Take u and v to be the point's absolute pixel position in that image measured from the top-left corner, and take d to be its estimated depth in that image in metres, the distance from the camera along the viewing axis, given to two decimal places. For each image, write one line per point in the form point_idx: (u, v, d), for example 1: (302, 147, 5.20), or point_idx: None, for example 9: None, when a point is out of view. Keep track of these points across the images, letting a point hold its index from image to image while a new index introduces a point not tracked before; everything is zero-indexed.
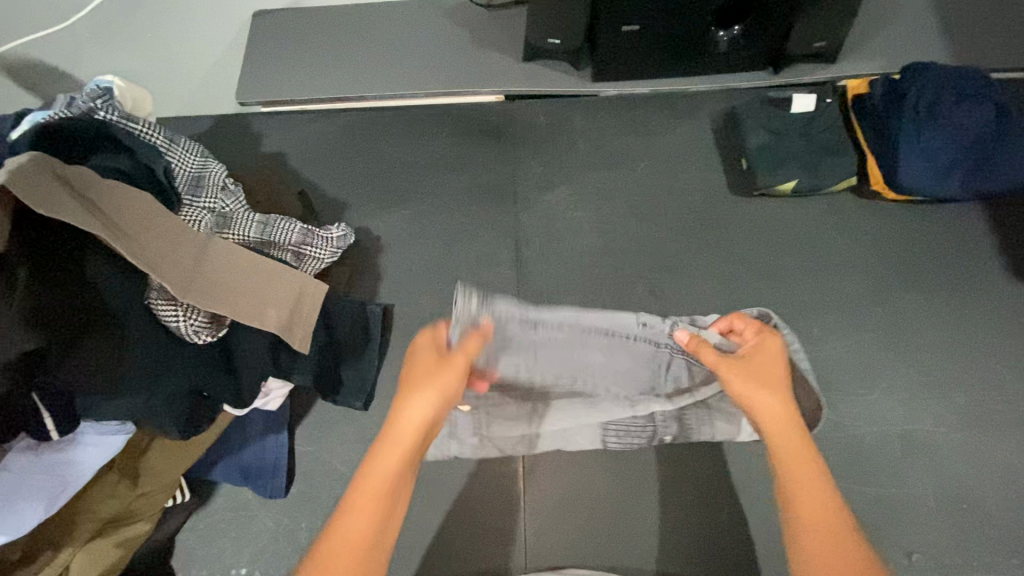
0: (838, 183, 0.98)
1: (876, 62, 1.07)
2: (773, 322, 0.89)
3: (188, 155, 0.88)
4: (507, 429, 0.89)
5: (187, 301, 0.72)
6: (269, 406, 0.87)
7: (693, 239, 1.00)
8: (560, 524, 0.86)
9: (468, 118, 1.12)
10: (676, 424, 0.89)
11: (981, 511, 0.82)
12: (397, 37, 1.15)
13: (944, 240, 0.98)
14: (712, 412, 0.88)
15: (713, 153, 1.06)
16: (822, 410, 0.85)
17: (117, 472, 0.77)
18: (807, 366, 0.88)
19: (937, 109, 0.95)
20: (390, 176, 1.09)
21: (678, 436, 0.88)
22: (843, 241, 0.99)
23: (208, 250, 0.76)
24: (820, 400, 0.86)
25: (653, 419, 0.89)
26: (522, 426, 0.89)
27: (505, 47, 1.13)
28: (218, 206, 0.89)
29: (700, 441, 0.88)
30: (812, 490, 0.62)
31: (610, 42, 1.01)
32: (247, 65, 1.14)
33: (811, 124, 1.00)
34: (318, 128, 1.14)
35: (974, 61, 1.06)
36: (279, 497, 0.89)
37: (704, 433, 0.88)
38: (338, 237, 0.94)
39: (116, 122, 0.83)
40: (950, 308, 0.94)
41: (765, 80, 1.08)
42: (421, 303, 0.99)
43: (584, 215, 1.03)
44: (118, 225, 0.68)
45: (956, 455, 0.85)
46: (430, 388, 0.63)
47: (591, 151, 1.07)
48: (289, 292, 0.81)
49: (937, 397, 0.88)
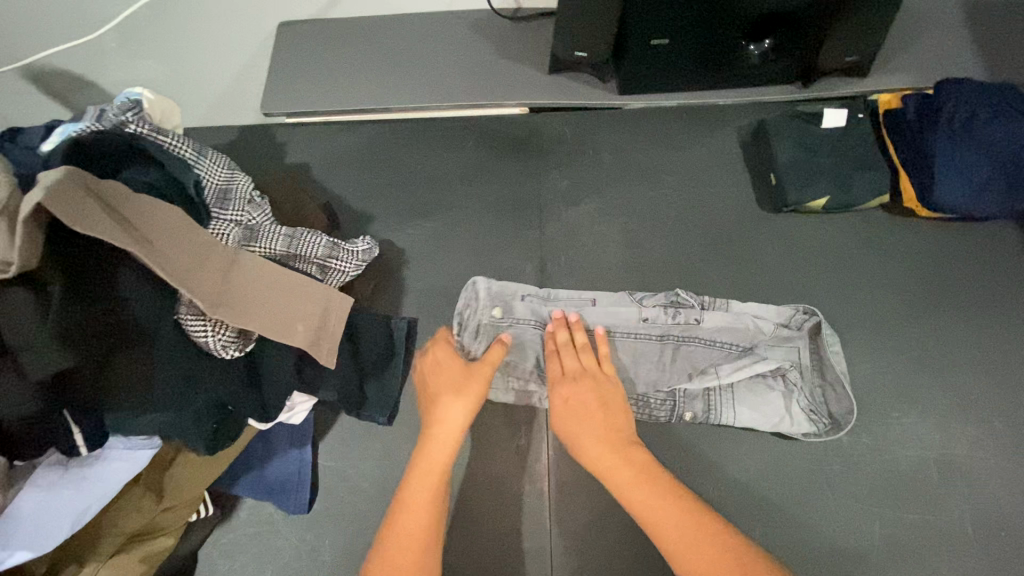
0: (870, 201, 0.96)
1: (908, 76, 1.06)
2: (818, 321, 0.89)
3: (215, 167, 0.88)
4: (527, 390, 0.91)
5: (216, 316, 0.71)
6: (293, 419, 0.87)
7: (721, 255, 0.98)
8: (587, 546, 0.84)
9: (492, 131, 1.11)
10: (700, 402, 0.87)
11: (1020, 540, 0.80)
12: (422, 49, 1.15)
13: (979, 259, 0.96)
14: (737, 396, 0.86)
15: (740, 168, 1.05)
16: (853, 416, 0.85)
17: (143, 486, 0.77)
18: (845, 368, 0.88)
19: (972, 126, 0.94)
20: (414, 189, 1.09)
21: (700, 414, 0.87)
22: (875, 259, 0.97)
23: (235, 265, 0.76)
24: (852, 406, 0.86)
25: (675, 395, 0.88)
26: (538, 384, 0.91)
27: (529, 59, 1.12)
28: (245, 219, 0.88)
29: (721, 424, 0.87)
30: (647, 510, 0.66)
31: (638, 55, 1.00)
32: (273, 76, 1.15)
33: (840, 140, 0.98)
34: (342, 140, 1.14)
35: (1009, 76, 1.05)
36: (303, 513, 0.87)
37: (727, 417, 0.86)
38: (363, 251, 0.93)
39: (146, 135, 0.84)
40: (986, 328, 0.91)
41: (794, 94, 1.07)
42: (446, 317, 0.99)
43: (610, 229, 1.02)
44: (150, 241, 0.68)
45: (994, 482, 0.83)
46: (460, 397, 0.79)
47: (616, 165, 1.06)
48: (315, 304, 0.81)
49: (974, 422, 0.86)
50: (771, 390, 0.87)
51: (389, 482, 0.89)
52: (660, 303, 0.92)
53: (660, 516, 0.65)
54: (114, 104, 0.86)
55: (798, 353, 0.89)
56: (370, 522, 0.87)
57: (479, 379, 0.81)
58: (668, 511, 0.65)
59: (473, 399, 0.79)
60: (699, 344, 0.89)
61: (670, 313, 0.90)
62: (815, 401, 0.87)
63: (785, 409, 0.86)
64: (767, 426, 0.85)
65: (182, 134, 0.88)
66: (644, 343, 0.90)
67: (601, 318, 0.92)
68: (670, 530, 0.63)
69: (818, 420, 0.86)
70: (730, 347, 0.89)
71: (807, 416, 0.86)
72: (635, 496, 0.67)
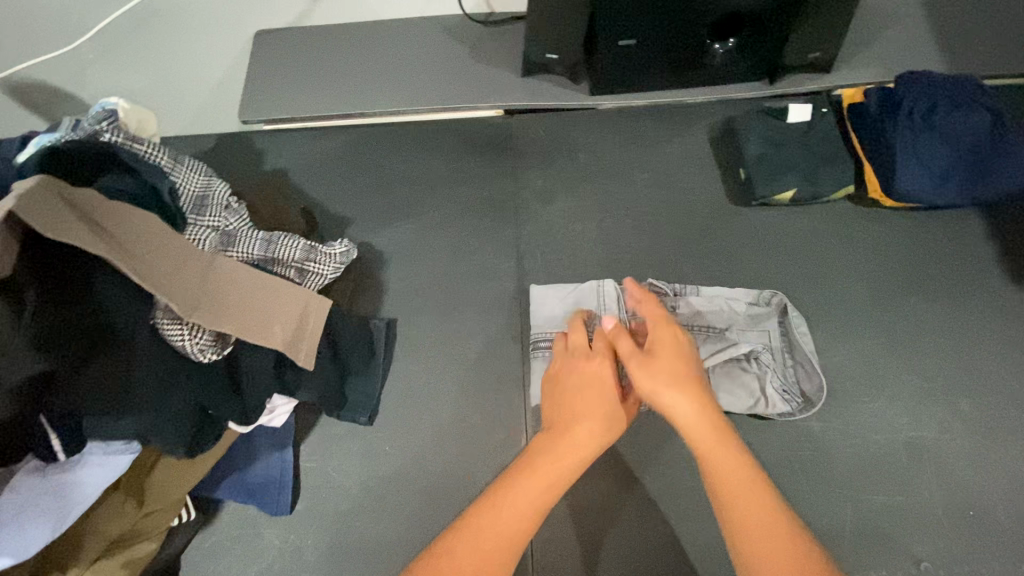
0: (835, 192, 0.99)
1: (871, 71, 1.09)
2: (784, 304, 0.92)
3: (192, 175, 0.90)
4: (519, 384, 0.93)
5: (193, 320, 0.72)
6: (274, 422, 0.88)
7: (693, 248, 1.01)
8: (568, 537, 0.85)
9: (468, 132, 1.13)
10: None
11: (988, 517, 0.82)
12: (398, 53, 1.17)
13: (943, 246, 0.99)
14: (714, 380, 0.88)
15: (711, 163, 1.07)
16: (824, 392, 0.87)
17: (123, 492, 0.77)
18: (812, 347, 0.91)
19: (931, 118, 0.97)
20: (392, 192, 1.10)
21: None
22: (843, 249, 0.99)
23: (212, 269, 0.77)
24: (822, 382, 0.88)
25: None
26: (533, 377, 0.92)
27: (504, 62, 1.14)
28: (222, 224, 0.89)
29: None
30: (737, 502, 0.64)
31: (609, 55, 1.02)
32: (250, 84, 1.16)
33: (806, 133, 1.01)
34: (319, 145, 1.15)
35: (967, 68, 1.08)
36: (285, 514, 0.89)
37: None
38: (341, 253, 0.94)
39: (122, 143, 0.85)
40: (951, 313, 0.94)
41: (761, 90, 1.09)
42: (425, 317, 1.00)
43: (585, 226, 1.04)
44: (125, 247, 0.69)
45: (961, 462, 0.85)
46: (597, 413, 0.72)
47: (591, 163, 1.08)
48: (293, 306, 0.82)
49: (941, 403, 0.88)
50: (746, 373, 0.88)
51: (371, 481, 0.90)
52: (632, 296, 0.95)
53: (752, 513, 0.63)
54: (90, 114, 0.87)
55: (769, 336, 0.92)
56: (353, 521, 0.88)
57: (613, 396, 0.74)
58: (752, 498, 0.64)
59: (614, 428, 0.72)
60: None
61: None
62: (789, 382, 0.89)
63: (758, 392, 0.87)
64: (742, 408, 0.87)
65: (158, 143, 0.90)
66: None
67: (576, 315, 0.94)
68: (763, 526, 0.62)
69: (792, 400, 0.87)
70: (703, 334, 0.91)
71: (782, 398, 0.87)
72: (725, 487, 0.65)
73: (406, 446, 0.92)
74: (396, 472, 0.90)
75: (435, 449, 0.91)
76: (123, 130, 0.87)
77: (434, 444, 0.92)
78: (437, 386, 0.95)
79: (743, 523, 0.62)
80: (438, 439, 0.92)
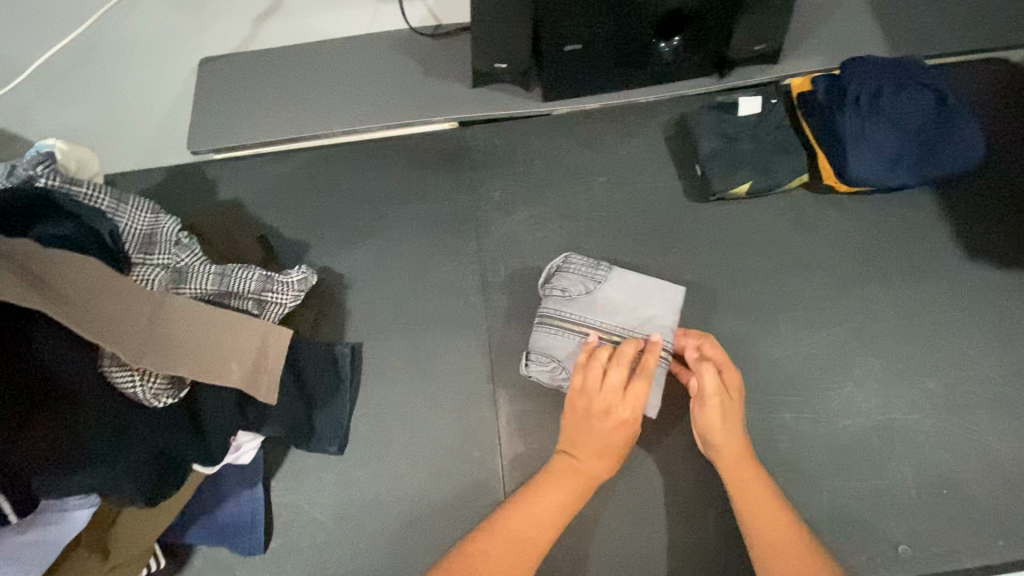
0: (791, 182, 0.99)
1: (817, 58, 1.10)
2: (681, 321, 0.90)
3: (138, 213, 0.87)
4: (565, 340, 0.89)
5: (142, 365, 0.70)
6: (241, 460, 0.86)
7: (655, 248, 1.00)
8: (548, 553, 0.84)
9: (423, 147, 1.12)
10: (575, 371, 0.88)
11: (962, 494, 0.83)
12: (346, 72, 1.15)
13: (900, 228, 1.00)
14: None
15: (669, 161, 1.07)
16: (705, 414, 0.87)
17: (85, 547, 0.75)
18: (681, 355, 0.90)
19: (879, 101, 0.97)
20: (350, 213, 1.08)
21: None
22: (802, 238, 1.00)
23: (162, 309, 0.74)
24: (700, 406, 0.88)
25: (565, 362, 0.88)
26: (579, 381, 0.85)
27: (455, 74, 1.13)
28: (173, 261, 0.87)
29: None
30: (759, 514, 0.73)
31: (557, 61, 1.02)
32: (198, 115, 1.14)
33: (759, 124, 1.01)
34: (273, 171, 1.13)
35: (910, 49, 1.09)
36: (259, 554, 0.87)
37: None
38: (298, 280, 0.92)
39: (57, 186, 0.82)
40: (912, 293, 0.95)
41: (712, 85, 1.10)
42: (392, 339, 0.98)
43: (547, 233, 1.03)
44: (63, 296, 0.67)
45: (931, 441, 0.86)
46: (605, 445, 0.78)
47: (548, 170, 1.08)
48: (250, 342, 0.80)
49: (908, 384, 0.89)
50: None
51: (346, 511, 0.89)
52: (580, 273, 0.93)
53: (764, 521, 0.72)
54: (25, 159, 0.85)
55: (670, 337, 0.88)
56: (331, 552, 0.86)
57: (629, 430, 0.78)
58: (772, 514, 0.72)
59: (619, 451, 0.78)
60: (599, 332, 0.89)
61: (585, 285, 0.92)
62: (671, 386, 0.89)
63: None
64: None
65: (100, 185, 0.87)
66: (560, 294, 0.92)
67: (565, 277, 0.93)
68: (774, 531, 0.71)
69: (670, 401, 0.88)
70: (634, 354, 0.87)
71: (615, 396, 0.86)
72: (753, 506, 0.73)
73: (380, 471, 0.90)
74: (372, 499, 0.89)
75: (411, 474, 0.90)
76: (60, 173, 0.84)
77: (409, 467, 0.90)
78: (408, 408, 0.94)
79: (756, 526, 0.72)
80: (412, 463, 0.91)
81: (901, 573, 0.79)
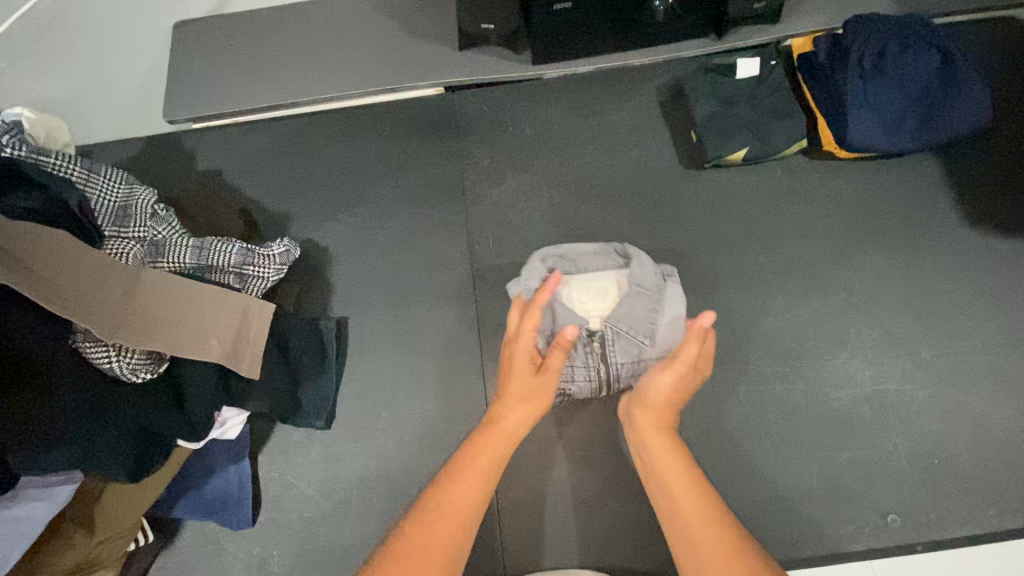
0: (789, 147, 0.96)
1: (820, 18, 1.05)
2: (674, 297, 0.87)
3: (111, 183, 0.85)
4: (569, 316, 0.88)
5: (117, 340, 0.68)
6: (227, 435, 0.85)
7: (647, 217, 0.98)
8: (535, 526, 0.84)
9: (408, 114, 1.08)
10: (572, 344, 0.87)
11: (954, 464, 0.82)
12: (327, 35, 1.10)
13: (900, 195, 0.97)
14: (601, 350, 0.87)
15: (662, 128, 1.03)
16: None
17: (71, 522, 0.74)
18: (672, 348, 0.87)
19: (882, 63, 0.93)
20: (334, 183, 1.05)
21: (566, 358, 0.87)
22: (799, 206, 0.97)
23: (138, 283, 0.73)
24: None
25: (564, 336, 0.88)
26: (573, 366, 0.87)
27: (440, 36, 1.09)
28: (149, 235, 0.84)
29: (571, 373, 0.87)
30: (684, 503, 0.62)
31: (547, 20, 0.97)
32: (172, 81, 1.09)
33: (755, 89, 0.97)
34: (251, 140, 1.09)
35: (917, 6, 1.04)
36: (248, 528, 0.87)
37: (578, 373, 0.86)
38: (280, 254, 0.89)
39: (25, 156, 0.79)
40: (911, 261, 0.93)
41: (709, 47, 1.05)
42: (378, 313, 0.96)
43: (536, 204, 1.00)
44: (33, 269, 0.64)
45: (924, 411, 0.85)
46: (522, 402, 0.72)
47: (537, 137, 1.04)
48: (232, 317, 0.78)
49: (903, 353, 0.88)
50: (612, 353, 0.86)
51: (334, 486, 0.88)
52: (604, 253, 0.92)
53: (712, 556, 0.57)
54: None
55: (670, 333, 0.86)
56: (319, 527, 0.86)
57: (546, 380, 0.73)
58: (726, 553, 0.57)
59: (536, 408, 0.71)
60: (617, 337, 0.87)
61: (596, 261, 0.92)
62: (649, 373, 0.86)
63: (589, 381, 0.86)
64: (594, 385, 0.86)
65: (71, 156, 0.84)
66: (577, 269, 0.92)
67: (593, 276, 0.91)
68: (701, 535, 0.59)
69: None
70: (629, 364, 0.86)
71: (596, 389, 0.87)
72: (678, 498, 0.62)
73: (368, 446, 0.90)
74: (360, 474, 0.88)
75: (399, 448, 0.89)
76: (27, 142, 0.82)
77: (396, 443, 0.90)
78: (395, 383, 0.93)
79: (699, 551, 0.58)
80: (400, 437, 0.90)
81: (889, 542, 0.79)
